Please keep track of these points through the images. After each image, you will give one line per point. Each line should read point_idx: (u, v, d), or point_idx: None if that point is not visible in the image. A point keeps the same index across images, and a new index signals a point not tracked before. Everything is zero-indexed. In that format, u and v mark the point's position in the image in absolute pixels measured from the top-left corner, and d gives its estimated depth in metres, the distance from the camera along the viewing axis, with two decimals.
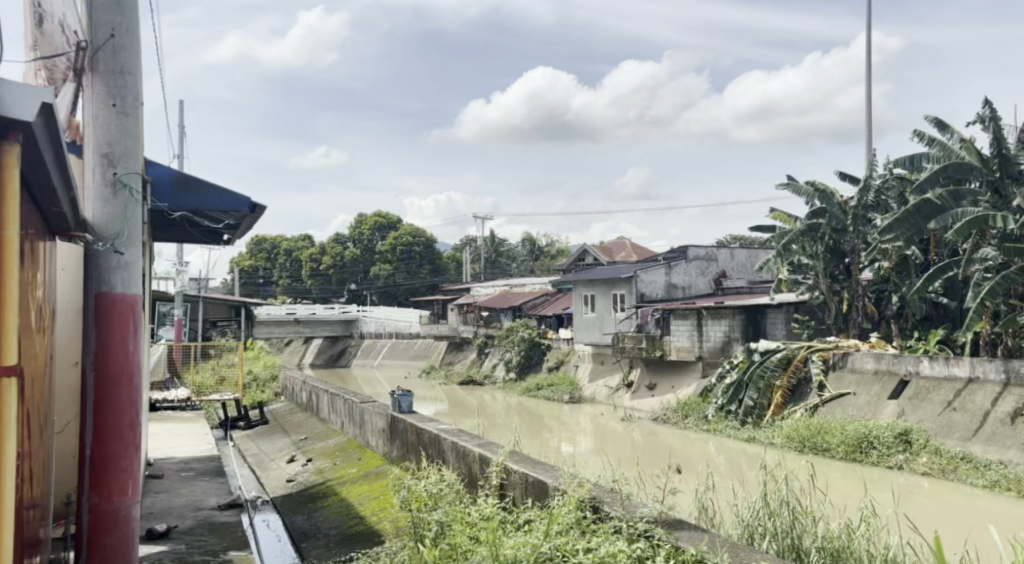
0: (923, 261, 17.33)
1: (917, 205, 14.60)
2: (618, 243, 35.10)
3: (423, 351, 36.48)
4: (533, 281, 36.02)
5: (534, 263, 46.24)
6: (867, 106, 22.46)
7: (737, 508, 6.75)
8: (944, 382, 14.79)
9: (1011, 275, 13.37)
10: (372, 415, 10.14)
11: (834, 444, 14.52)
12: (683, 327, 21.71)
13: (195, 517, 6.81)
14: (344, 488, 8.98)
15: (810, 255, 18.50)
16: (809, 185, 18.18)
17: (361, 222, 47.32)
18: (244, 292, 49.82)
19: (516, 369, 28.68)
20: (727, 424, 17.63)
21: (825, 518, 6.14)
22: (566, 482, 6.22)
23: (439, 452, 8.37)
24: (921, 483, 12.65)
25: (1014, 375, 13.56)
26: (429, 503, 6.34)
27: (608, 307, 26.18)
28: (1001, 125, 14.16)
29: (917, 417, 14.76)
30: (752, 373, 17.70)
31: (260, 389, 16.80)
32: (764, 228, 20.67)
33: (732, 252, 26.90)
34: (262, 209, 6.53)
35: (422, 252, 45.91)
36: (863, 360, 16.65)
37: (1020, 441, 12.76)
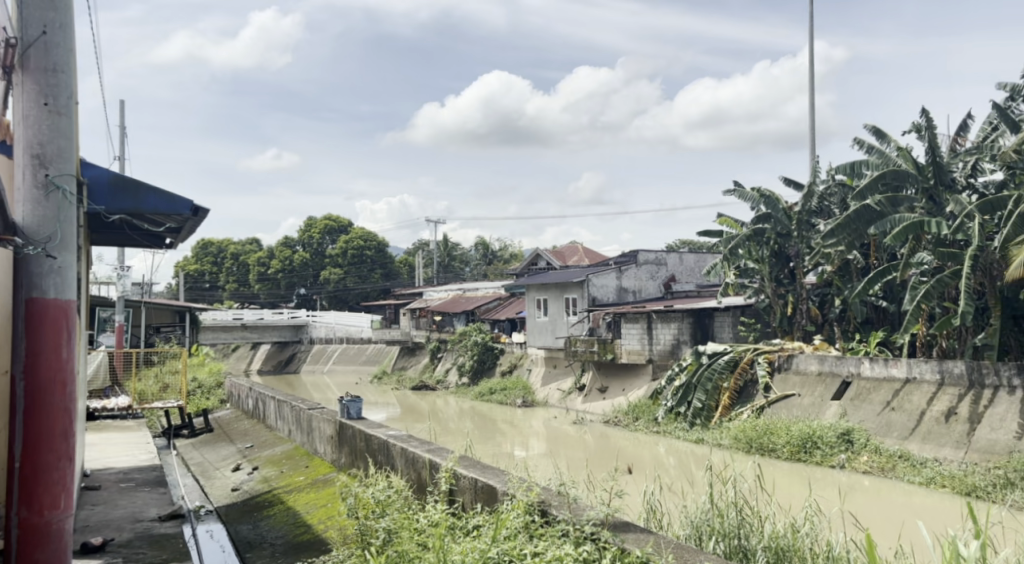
0: (864, 265, 17.77)
1: (858, 211, 14.96)
2: (570, 247, 35.27)
3: (374, 356, 36.08)
4: (485, 286, 36.02)
5: (487, 268, 46.26)
6: (810, 114, 22.99)
7: (684, 509, 6.84)
8: (883, 383, 15.20)
9: (946, 279, 13.82)
10: (320, 421, 10.05)
11: (779, 445, 14.81)
12: (633, 330, 22.09)
13: (132, 529, 6.66)
14: (290, 497, 8.88)
15: (756, 260, 18.90)
16: (754, 191, 18.55)
17: (310, 226, 46.84)
18: (189, 297, 48.82)
19: (469, 373, 28.63)
20: (676, 425, 17.85)
21: (770, 518, 6.28)
22: (514, 487, 6.26)
23: (388, 458, 8.33)
24: (862, 481, 12.96)
25: (948, 375, 14.05)
26: (376, 511, 6.35)
27: (560, 311, 26.35)
28: (935, 134, 14.63)
29: (858, 417, 15.13)
30: (700, 376, 17.92)
31: (205, 396, 16.48)
32: (712, 232, 21.03)
33: (681, 256, 27.30)
34: (203, 213, 6.46)
35: (373, 256, 45.55)
36: (807, 361, 17.03)
37: (953, 439, 13.17)
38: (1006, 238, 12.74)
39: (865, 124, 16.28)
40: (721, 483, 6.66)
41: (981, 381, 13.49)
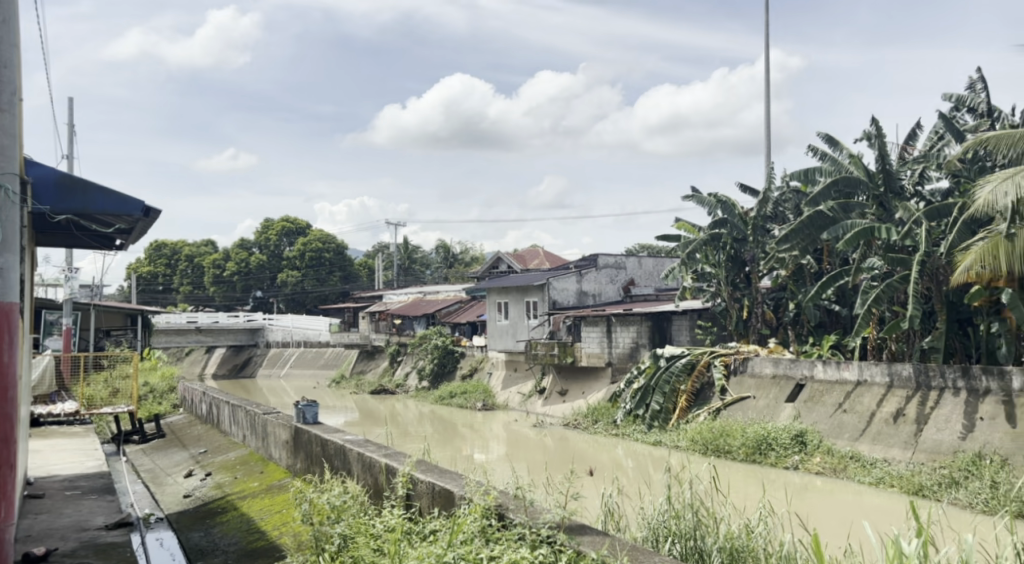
0: (817, 269, 18.09)
1: (811, 217, 15.28)
2: (531, 250, 35.33)
3: (332, 360, 35.67)
4: (446, 289, 35.99)
5: (447, 271, 46.28)
6: (766, 121, 23.36)
7: (642, 511, 6.90)
8: (836, 385, 15.49)
9: (895, 284, 14.16)
10: (274, 426, 9.94)
11: (735, 447, 15.02)
12: (593, 333, 22.21)
13: (77, 539, 6.51)
14: (244, 503, 8.76)
15: (713, 264, 19.15)
16: (711, 197, 18.82)
17: (267, 227, 46.39)
18: (142, 300, 47.89)
19: (429, 377, 28.55)
20: (634, 428, 18.01)
21: (726, 519, 6.36)
22: (471, 490, 6.26)
23: (344, 463, 8.28)
24: (814, 481, 13.19)
25: (897, 377, 14.37)
26: (332, 517, 6.31)
27: (520, 314, 26.41)
28: (885, 142, 14.98)
29: (811, 418, 15.41)
30: (658, 378, 18.11)
31: (157, 400, 16.17)
32: (670, 237, 21.28)
33: (640, 260, 27.56)
34: (155, 213, 6.37)
35: (332, 259, 45.16)
36: (762, 364, 17.29)
37: (902, 440, 13.46)
38: (953, 245, 13.10)
39: (818, 132, 16.61)
40: (677, 484, 6.74)
41: (928, 383, 13.82)
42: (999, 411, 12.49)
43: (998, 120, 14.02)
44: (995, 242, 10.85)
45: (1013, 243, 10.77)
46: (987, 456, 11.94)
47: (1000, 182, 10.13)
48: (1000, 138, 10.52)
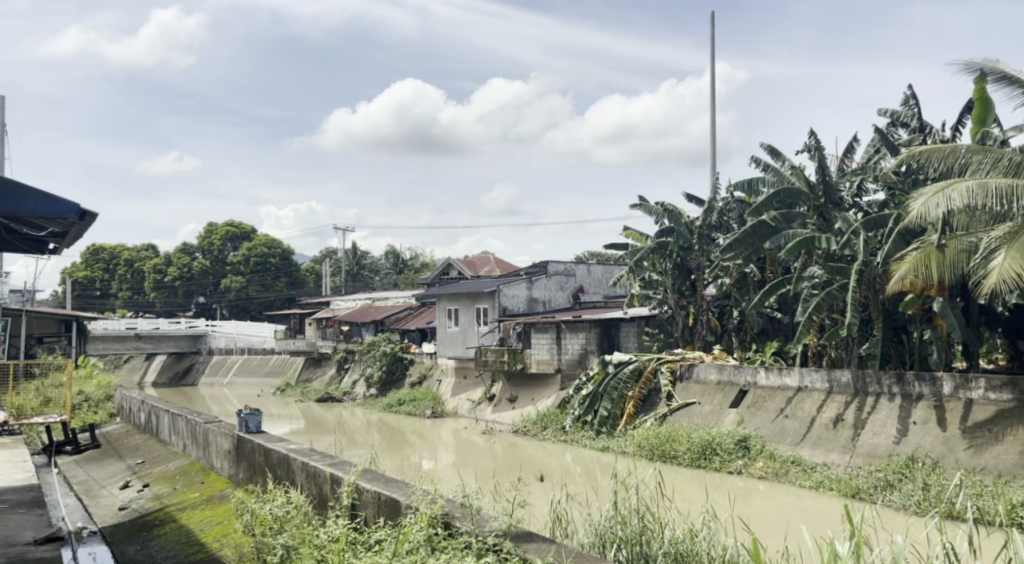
0: (760, 278, 18.43)
1: (755, 227, 15.61)
2: (481, 257, 35.33)
3: (277, 367, 35.08)
4: (395, 295, 35.79)
5: (397, 277, 46.19)
6: (711, 132, 23.75)
7: (589, 517, 6.94)
8: (777, 391, 15.80)
9: (834, 292, 14.51)
10: (216, 436, 9.75)
11: (681, 452, 15.22)
12: (543, 340, 22.27)
13: (4, 555, 6.30)
14: (184, 514, 8.57)
15: (659, 272, 19.42)
16: (658, 205, 19.08)
17: (210, 231, 45.56)
18: (77, 306, 46.50)
19: (377, 385, 28.29)
20: (583, 434, 18.10)
21: (671, 523, 6.44)
22: (418, 499, 6.24)
23: (287, 473, 8.16)
24: (758, 486, 13.43)
25: (836, 384, 14.73)
26: (274, 527, 6.25)
27: (470, 321, 26.39)
28: (824, 154, 15.38)
29: (754, 424, 15.68)
30: (606, 385, 18.28)
31: (92, 409, 15.69)
32: (617, 245, 21.50)
33: (589, 267, 27.78)
34: (91, 217, 6.23)
35: (278, 264, 44.55)
36: (707, 370, 17.55)
37: (840, 444, 13.79)
38: (889, 254, 13.49)
39: (761, 143, 16.98)
40: (623, 489, 6.79)
41: (866, 389, 14.20)
42: (931, 415, 12.88)
43: (930, 136, 14.50)
44: (928, 251, 11.22)
45: (945, 253, 11.16)
46: (921, 458, 12.30)
47: (931, 195, 10.47)
48: (932, 152, 10.89)
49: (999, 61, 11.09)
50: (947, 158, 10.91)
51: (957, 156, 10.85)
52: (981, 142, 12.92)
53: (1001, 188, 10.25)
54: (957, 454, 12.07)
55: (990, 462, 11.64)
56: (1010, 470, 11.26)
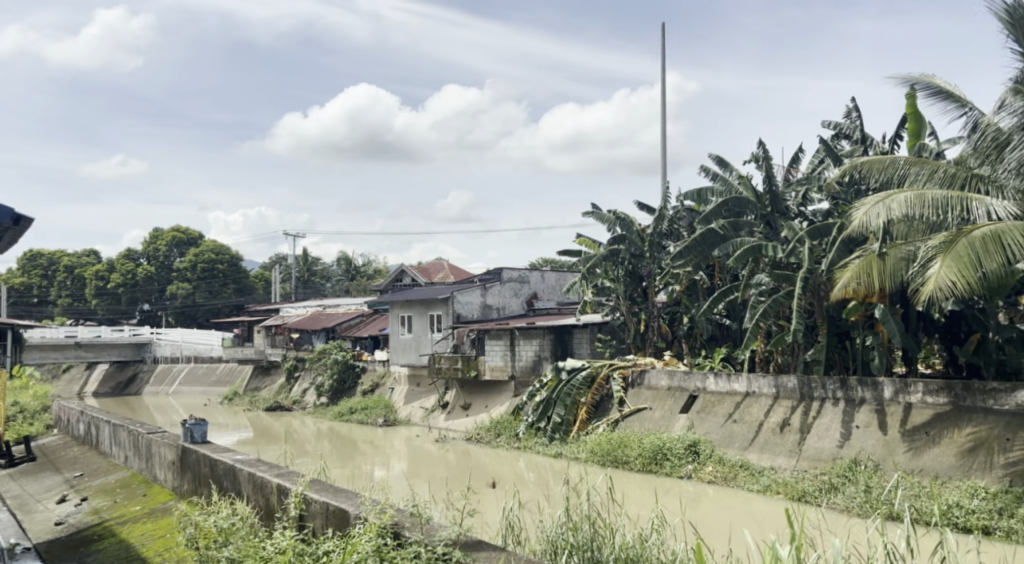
0: (709, 285, 18.67)
1: (704, 235, 15.85)
2: (435, 264, 35.20)
3: (225, 376, 34.48)
4: (347, 302, 35.47)
5: (349, 283, 45.84)
6: (662, 141, 24.05)
7: (540, 524, 6.93)
8: (726, 397, 16.03)
9: (780, 299, 14.78)
10: (159, 446, 9.54)
11: (632, 457, 15.36)
12: (496, 347, 22.26)
13: None
14: (124, 528, 8.37)
15: (612, 279, 19.58)
16: (611, 213, 19.25)
17: (155, 237, 44.69)
18: (13, 314, 45.15)
19: (328, 393, 27.97)
20: (536, 440, 18.14)
21: (623, 527, 6.47)
22: (367, 509, 6.19)
23: (234, 484, 8.02)
24: (707, 490, 13.60)
25: (782, 389, 14.99)
26: (219, 540, 6.16)
27: (424, 328, 26.25)
28: (771, 164, 15.67)
29: (703, 429, 15.87)
30: (559, 391, 18.35)
31: (28, 421, 15.21)
32: (571, 252, 21.62)
33: (543, 274, 27.88)
34: (22, 221, 6.09)
35: (226, 270, 43.78)
36: (658, 377, 17.73)
37: (787, 448, 14.03)
38: (832, 262, 13.81)
39: (710, 153, 17.25)
40: (575, 495, 6.78)
41: (810, 394, 14.47)
42: (873, 419, 13.19)
43: (871, 147, 14.88)
44: (869, 260, 11.52)
45: (885, 261, 11.48)
46: (863, 461, 12.59)
47: (872, 204, 10.73)
48: (873, 163, 11.20)
49: (934, 76, 11.47)
50: (886, 170, 11.23)
51: (895, 168, 11.18)
52: (919, 154, 13.31)
53: (937, 198, 10.59)
54: (897, 456, 12.37)
55: (927, 464, 11.96)
56: (947, 472, 11.59)
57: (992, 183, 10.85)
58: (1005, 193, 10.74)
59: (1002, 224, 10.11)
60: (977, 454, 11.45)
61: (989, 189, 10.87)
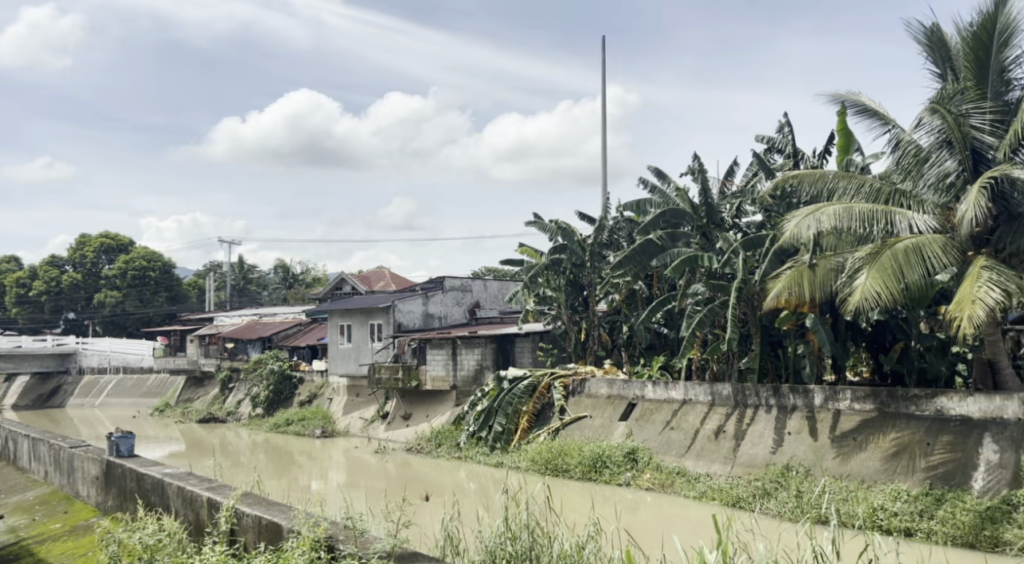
0: (648, 294, 18.86)
1: (642, 245, 16.11)
2: (376, 272, 34.88)
3: (155, 388, 33.55)
4: (284, 311, 34.92)
5: (287, 292, 45.17)
6: (602, 153, 24.30)
7: (479, 534, 6.87)
8: (664, 404, 16.22)
9: (716, 308, 15.02)
10: (83, 461, 9.20)
11: (572, 465, 15.43)
12: (438, 356, 22.11)
13: None
14: (43, 546, 8.04)
15: (553, 288, 19.67)
16: (552, 223, 19.37)
17: (82, 243, 43.22)
18: None
19: (263, 404, 27.41)
20: (477, 450, 18.07)
21: (561, 536, 6.42)
22: (300, 523, 6.08)
23: (161, 498, 7.78)
24: (645, 497, 13.73)
25: (718, 396, 15.25)
26: (143, 557, 5.99)
27: (364, 337, 25.97)
28: (707, 176, 15.96)
29: (642, 436, 16.03)
30: (500, 400, 18.34)
31: None
32: (513, 261, 21.65)
33: (485, 283, 27.85)
34: None
35: (157, 278, 42.38)
36: (598, 385, 17.85)
37: (722, 455, 14.25)
38: (765, 273, 14.14)
39: (648, 165, 17.50)
40: (514, 504, 6.71)
41: (745, 401, 14.74)
42: (804, 426, 13.49)
43: (802, 161, 15.28)
44: (801, 271, 11.82)
45: (815, 272, 11.81)
46: (794, 467, 12.86)
47: (803, 217, 11.01)
48: (804, 176, 11.49)
49: (860, 94, 11.86)
50: (816, 183, 11.54)
51: (825, 181, 11.48)
52: (847, 168, 13.72)
53: (864, 211, 10.89)
54: (826, 462, 12.66)
55: (855, 468, 12.26)
56: (872, 476, 11.89)
57: (913, 198, 11.20)
58: (926, 208, 11.13)
59: (924, 238, 10.49)
60: (900, 458, 11.80)
61: (910, 205, 11.21)
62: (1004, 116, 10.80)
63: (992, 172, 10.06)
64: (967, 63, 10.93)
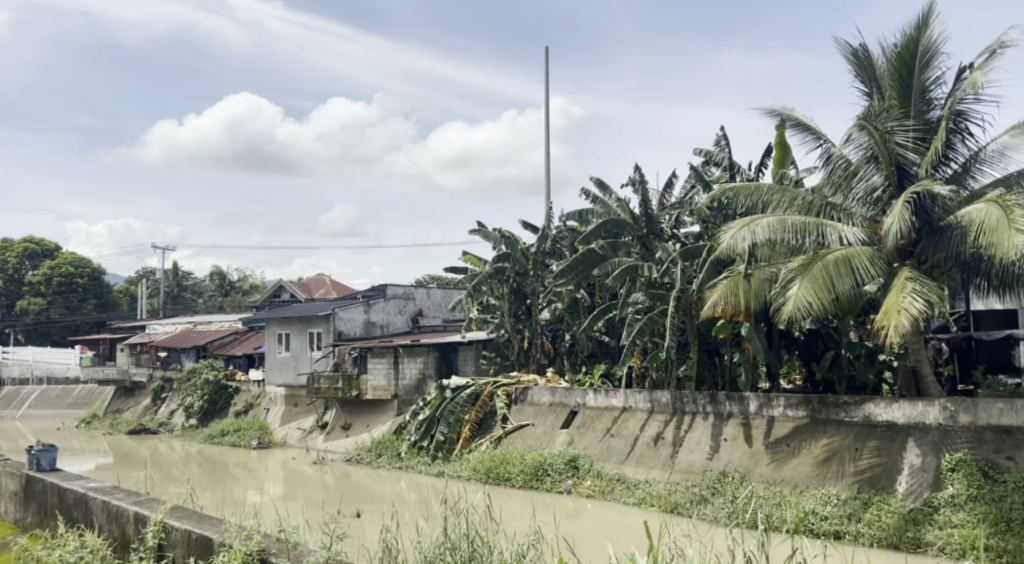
0: (590, 303, 18.96)
1: (585, 255, 16.26)
2: (316, 279, 34.35)
3: (82, 399, 32.51)
4: (220, 319, 34.17)
5: (223, 299, 44.30)
6: (546, 163, 24.35)
7: (417, 544, 6.74)
8: (604, 412, 16.32)
9: (655, 318, 15.17)
10: (2, 477, 8.79)
11: (514, 474, 15.42)
12: (379, 365, 21.86)
13: None
14: None
15: (497, 296, 19.64)
16: (496, 232, 19.38)
17: (4, 249, 41.92)
18: None
19: (197, 415, 26.76)
20: (418, 460, 17.92)
21: (501, 545, 6.32)
22: (231, 536, 5.93)
23: (85, 514, 7.50)
24: (586, 504, 13.77)
25: (657, 404, 15.40)
26: None
27: (303, 346, 25.57)
28: (647, 188, 16.14)
29: (583, 443, 16.10)
30: (443, 409, 18.22)
31: None
32: (457, 270, 21.56)
33: (428, 291, 27.67)
34: None
35: (85, 285, 41.05)
36: (540, 393, 17.87)
37: (661, 462, 14.38)
38: (702, 283, 14.36)
39: (591, 176, 17.64)
40: (453, 514, 6.63)
41: (683, 408, 14.91)
42: (739, 432, 13.71)
43: (738, 174, 15.59)
44: (736, 280, 12.04)
45: (750, 281, 12.02)
46: (730, 473, 13.05)
47: (738, 228, 11.21)
48: (740, 189, 11.71)
49: (794, 109, 12.15)
50: (751, 196, 11.76)
51: (760, 194, 11.71)
52: (781, 181, 14.04)
53: (797, 223, 11.15)
54: (762, 467, 12.88)
55: (788, 474, 12.48)
56: (805, 481, 12.13)
57: (843, 211, 11.50)
58: (855, 221, 11.41)
59: (852, 249, 10.77)
60: (831, 463, 12.07)
61: (841, 217, 11.50)
62: (926, 133, 11.16)
63: (915, 187, 10.39)
64: (892, 83, 11.31)
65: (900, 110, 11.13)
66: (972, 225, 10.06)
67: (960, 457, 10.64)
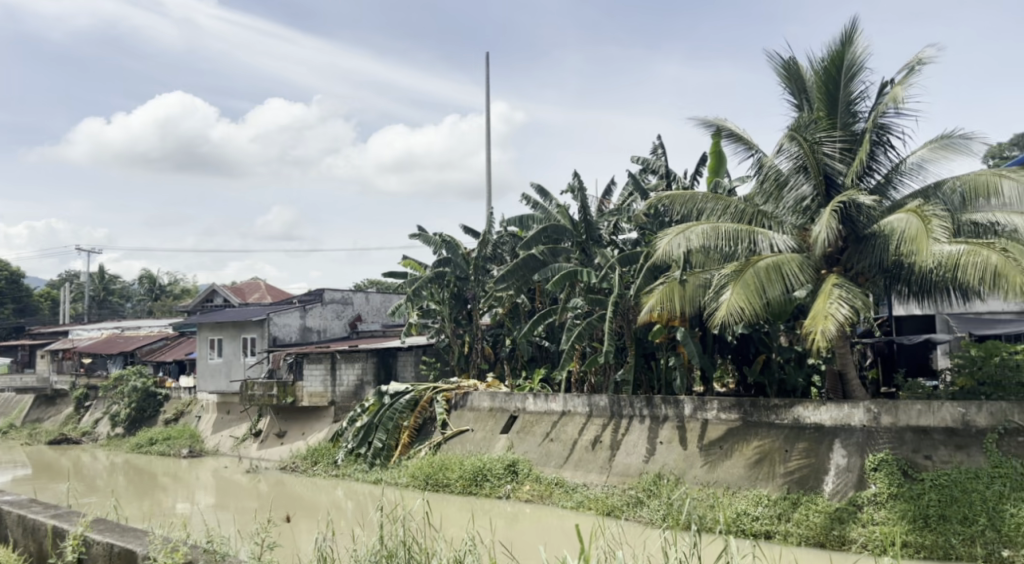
0: (530, 308, 18.98)
1: (525, 260, 16.34)
2: (250, 283, 33.65)
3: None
4: (149, 324, 33.22)
5: (151, 303, 43.13)
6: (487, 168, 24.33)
7: (352, 552, 6.61)
8: (543, 416, 16.35)
9: (593, 322, 15.27)
10: None
11: (452, 480, 15.36)
12: (316, 371, 21.50)
13: None
14: None
15: (437, 301, 19.50)
16: (437, 236, 19.28)
17: None
18: None
19: (124, 423, 25.95)
20: (356, 467, 17.70)
21: (438, 551, 6.21)
22: (157, 547, 5.74)
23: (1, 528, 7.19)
24: (524, 509, 13.78)
25: (595, 408, 15.49)
26: None
27: (236, 352, 25.01)
28: (586, 194, 16.27)
29: (521, 449, 16.09)
30: (381, 415, 18.02)
31: None
32: (396, 274, 21.38)
33: (367, 296, 27.36)
34: None
35: (4, 289, 39.56)
36: (480, 398, 17.81)
37: (598, 465, 14.47)
38: (639, 288, 14.51)
39: (531, 182, 17.71)
40: (390, 520, 6.51)
41: (620, 412, 15.04)
42: (674, 435, 13.87)
43: (674, 182, 15.83)
44: (671, 286, 12.18)
45: (685, 287, 12.17)
46: (665, 475, 13.20)
47: (674, 235, 11.32)
48: (675, 197, 11.85)
49: (728, 120, 12.38)
50: (687, 203, 11.91)
51: (695, 202, 11.86)
52: (716, 190, 14.29)
53: (730, 231, 11.35)
54: (696, 469, 13.06)
55: (721, 475, 12.68)
56: (737, 482, 12.34)
57: (774, 219, 11.75)
58: (785, 229, 11.69)
59: (782, 256, 11.01)
60: (762, 465, 12.30)
61: (771, 225, 11.77)
62: (852, 145, 11.49)
63: (841, 196, 10.70)
64: (821, 96, 11.62)
65: (828, 122, 11.43)
66: (894, 234, 10.39)
67: (881, 457, 10.92)
